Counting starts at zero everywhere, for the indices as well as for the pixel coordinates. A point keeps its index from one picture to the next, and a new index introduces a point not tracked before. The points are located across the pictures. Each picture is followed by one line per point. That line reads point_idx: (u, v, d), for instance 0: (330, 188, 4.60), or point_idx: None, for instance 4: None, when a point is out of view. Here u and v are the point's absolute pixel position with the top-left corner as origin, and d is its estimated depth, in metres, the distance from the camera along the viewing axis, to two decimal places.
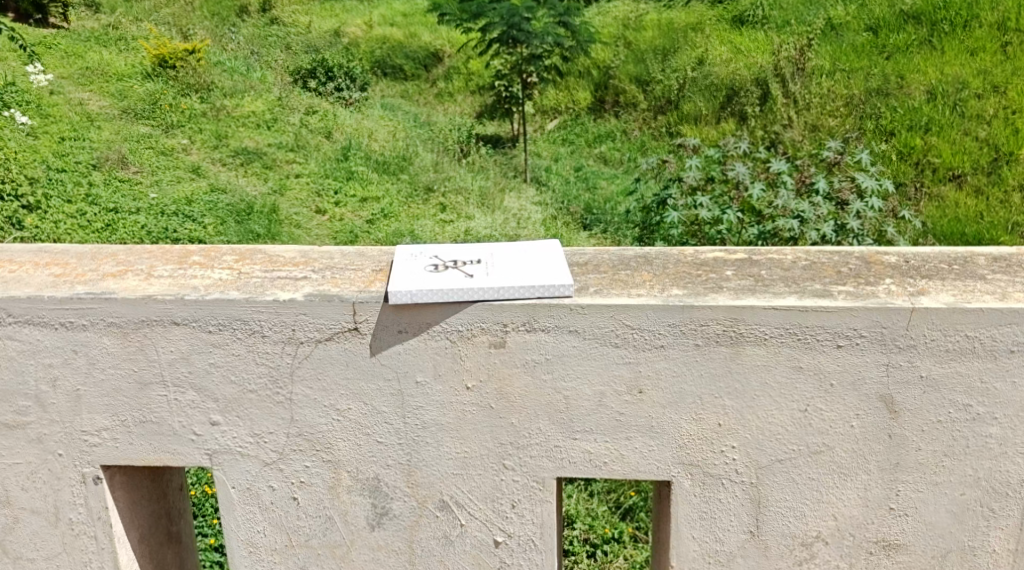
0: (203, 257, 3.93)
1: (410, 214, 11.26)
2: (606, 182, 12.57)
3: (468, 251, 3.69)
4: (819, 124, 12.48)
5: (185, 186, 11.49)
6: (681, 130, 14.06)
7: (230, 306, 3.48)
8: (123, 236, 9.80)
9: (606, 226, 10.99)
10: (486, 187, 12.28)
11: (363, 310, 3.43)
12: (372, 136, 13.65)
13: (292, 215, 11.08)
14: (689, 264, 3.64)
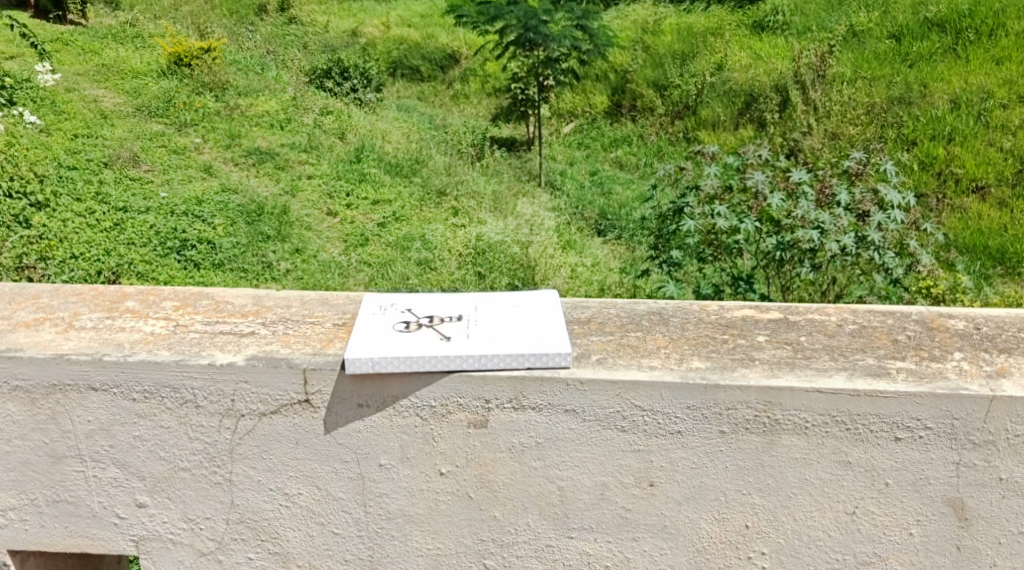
0: (138, 303, 3.33)
1: (421, 218, 9.75)
2: (621, 187, 11.28)
3: (449, 305, 3.08)
4: (838, 134, 11.17)
5: (195, 186, 9.81)
6: (697, 136, 12.88)
7: (157, 370, 2.89)
8: (130, 236, 8.30)
9: (622, 231, 9.85)
10: (500, 192, 10.79)
11: (315, 378, 2.82)
12: (386, 138, 12.17)
13: (303, 217, 9.43)
14: (713, 325, 3.01)
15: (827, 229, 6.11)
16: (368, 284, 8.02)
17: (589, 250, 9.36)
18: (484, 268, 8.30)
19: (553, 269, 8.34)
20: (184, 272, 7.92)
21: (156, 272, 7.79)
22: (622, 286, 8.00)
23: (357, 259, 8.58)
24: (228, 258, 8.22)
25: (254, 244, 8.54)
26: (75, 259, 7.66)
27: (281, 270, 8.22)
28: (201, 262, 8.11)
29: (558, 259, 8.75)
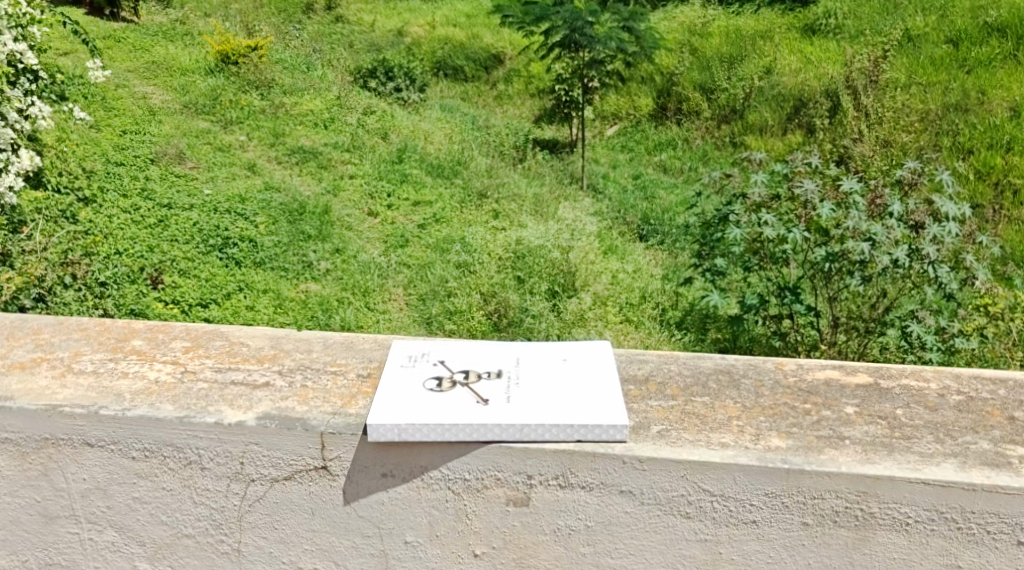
0: (145, 342, 2.99)
1: (462, 220, 8.31)
2: (664, 193, 9.78)
3: (488, 357, 2.71)
4: (890, 141, 9.34)
5: (239, 184, 8.34)
6: (744, 141, 11.17)
7: (159, 427, 2.56)
8: (175, 232, 7.19)
9: (660, 241, 8.42)
10: (542, 195, 9.21)
11: (333, 443, 2.47)
12: (430, 139, 10.45)
13: (344, 217, 8.00)
14: (794, 392, 2.61)
15: (878, 241, 5.15)
16: (421, 298, 6.78)
17: (631, 255, 8.02)
18: (525, 273, 7.10)
19: (594, 275, 7.18)
20: (225, 270, 6.80)
21: (196, 270, 6.69)
22: (664, 292, 7.01)
23: (396, 263, 7.29)
24: (269, 257, 7.08)
25: (295, 243, 7.34)
26: (121, 254, 6.70)
27: (320, 271, 7.04)
28: (242, 259, 7.00)
29: (598, 265, 7.41)
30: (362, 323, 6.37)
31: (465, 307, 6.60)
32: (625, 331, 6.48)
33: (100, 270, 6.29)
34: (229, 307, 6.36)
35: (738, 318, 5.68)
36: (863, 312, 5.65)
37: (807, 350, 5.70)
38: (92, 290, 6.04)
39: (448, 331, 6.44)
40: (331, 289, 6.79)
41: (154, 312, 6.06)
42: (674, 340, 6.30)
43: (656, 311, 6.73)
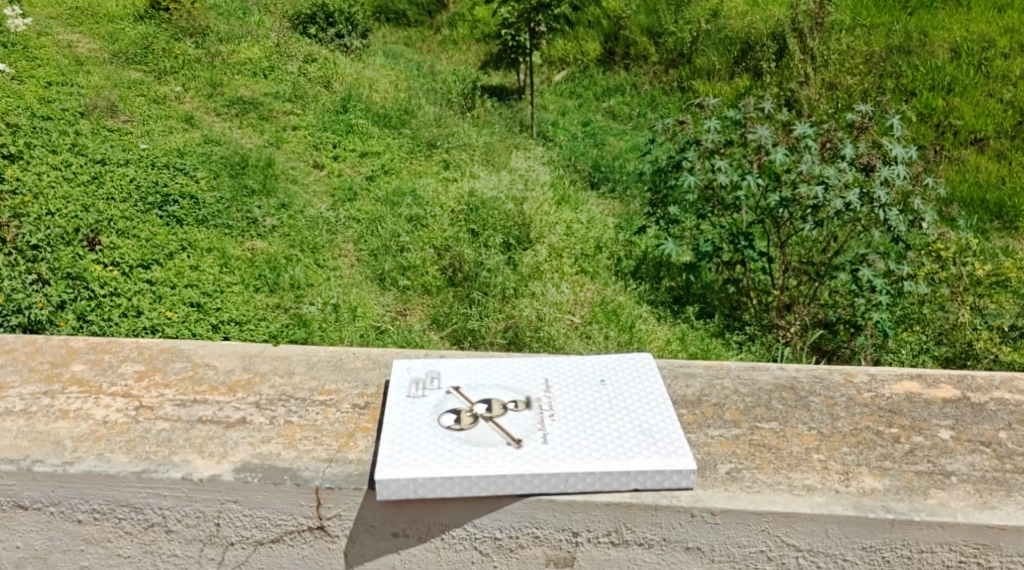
0: (89, 367, 2.48)
1: (411, 171, 6.29)
2: (615, 140, 7.20)
3: (510, 380, 2.24)
4: (837, 84, 6.91)
5: (176, 139, 6.23)
6: (690, 87, 7.76)
7: (110, 485, 2.09)
8: (113, 192, 5.23)
9: (611, 188, 6.39)
10: (493, 143, 6.87)
11: (333, 499, 2.02)
12: (376, 88, 7.89)
13: (289, 169, 6.03)
14: (876, 411, 2.21)
15: (830, 183, 4.28)
16: (373, 254, 5.05)
17: (583, 204, 6.00)
18: (479, 227, 5.34)
19: (547, 226, 5.38)
20: (165, 229, 4.97)
21: (136, 229, 4.86)
22: (619, 242, 5.41)
23: (345, 217, 5.45)
24: (214, 214, 5.22)
25: (240, 200, 5.42)
26: (52, 216, 4.77)
27: (266, 227, 5.19)
28: (185, 218, 5.13)
29: (552, 215, 5.56)
30: (314, 281, 4.69)
31: (418, 262, 4.96)
32: (580, 283, 4.86)
33: (27, 229, 4.46)
34: (174, 269, 4.56)
35: (691, 267, 4.71)
36: (813, 257, 4.68)
37: (758, 297, 4.74)
38: (24, 255, 4.28)
39: (401, 288, 4.78)
40: (277, 246, 5.02)
41: (96, 277, 4.27)
42: (627, 291, 4.85)
43: (611, 263, 5.14)
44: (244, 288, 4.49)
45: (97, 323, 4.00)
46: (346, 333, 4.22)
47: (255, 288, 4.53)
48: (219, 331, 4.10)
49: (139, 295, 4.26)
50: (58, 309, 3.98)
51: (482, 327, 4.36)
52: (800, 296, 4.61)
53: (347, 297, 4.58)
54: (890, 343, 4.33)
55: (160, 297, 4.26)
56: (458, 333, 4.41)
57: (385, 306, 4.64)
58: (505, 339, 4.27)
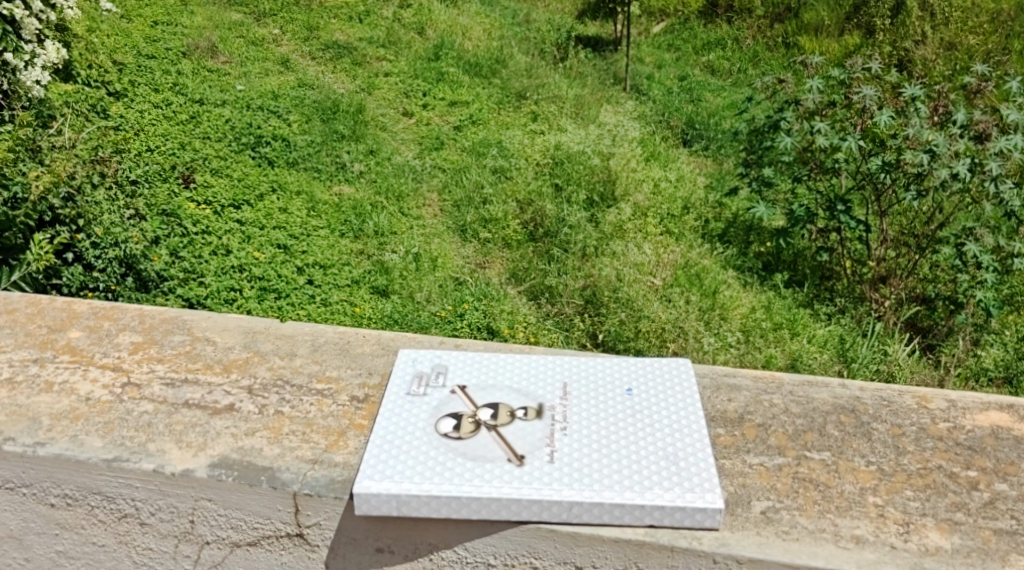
0: (85, 335, 2.31)
1: (498, 122, 5.77)
2: (712, 96, 6.37)
3: (524, 383, 1.99)
4: (958, 45, 6.32)
5: (271, 81, 5.96)
6: (795, 44, 7.06)
7: (81, 472, 1.93)
8: (210, 130, 5.03)
9: (705, 146, 5.67)
10: (583, 96, 6.22)
11: (312, 507, 1.82)
12: (471, 36, 7.30)
13: (378, 116, 5.65)
14: (952, 449, 1.89)
15: (936, 151, 3.82)
16: (456, 206, 4.67)
17: (673, 161, 5.39)
18: (563, 182, 4.91)
19: (634, 183, 4.95)
20: (257, 169, 4.76)
21: (229, 167, 4.68)
22: (708, 202, 4.89)
23: (430, 166, 5.08)
24: (304, 157, 4.93)
25: (331, 144, 5.12)
26: (152, 152, 4.66)
27: (355, 173, 4.88)
28: (276, 159, 4.88)
29: (639, 173, 5.10)
30: (397, 230, 4.38)
31: (500, 215, 4.59)
32: (664, 244, 4.42)
33: (127, 165, 4.35)
34: (265, 210, 4.37)
35: (782, 232, 4.27)
36: (915, 226, 4.26)
37: (853, 266, 4.30)
38: (124, 188, 4.09)
39: (482, 241, 4.41)
40: (363, 192, 4.69)
41: (189, 214, 4.14)
42: (713, 255, 4.39)
43: (699, 224, 4.68)
44: (329, 233, 4.27)
45: (189, 260, 3.82)
46: (424, 281, 3.93)
47: (340, 233, 4.29)
48: (302, 274, 3.88)
49: (230, 233, 4.09)
50: (153, 243, 3.83)
51: (560, 284, 3.97)
52: (897, 268, 4.16)
53: (427, 246, 4.28)
54: (992, 324, 3.94)
55: (247, 236, 4.10)
56: (535, 289, 4.00)
57: (465, 259, 4.27)
58: (581, 298, 3.88)
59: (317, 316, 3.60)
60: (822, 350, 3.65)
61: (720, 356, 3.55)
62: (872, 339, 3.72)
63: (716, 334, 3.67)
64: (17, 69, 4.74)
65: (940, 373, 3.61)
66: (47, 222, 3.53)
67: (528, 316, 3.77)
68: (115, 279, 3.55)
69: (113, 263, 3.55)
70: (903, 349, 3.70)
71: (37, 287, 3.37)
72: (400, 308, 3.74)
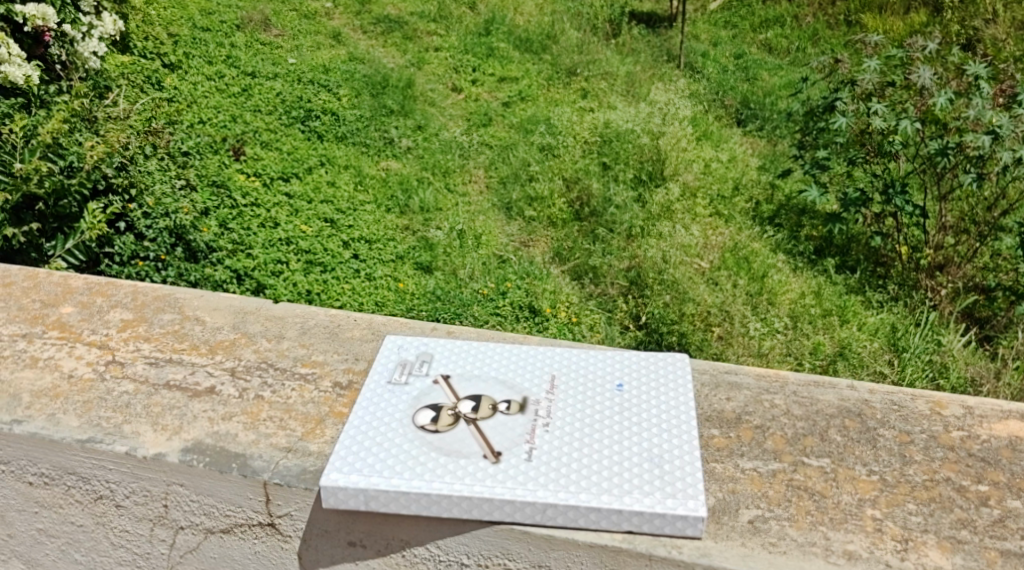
0: (77, 311, 2.24)
1: (547, 99, 5.43)
2: (768, 75, 5.99)
3: (509, 374, 1.90)
4: None
5: (323, 55, 5.61)
6: (858, 23, 6.63)
7: (56, 451, 1.88)
8: (261, 105, 4.86)
9: (759, 126, 5.32)
10: (635, 73, 5.83)
11: (281, 496, 1.76)
12: (523, 10, 6.81)
13: (427, 91, 5.37)
14: (962, 459, 1.77)
15: (1000, 133, 3.66)
16: (502, 181, 4.53)
17: (726, 141, 5.08)
18: (611, 160, 4.68)
19: (684, 163, 4.63)
20: (306, 143, 4.61)
21: (279, 140, 4.57)
22: (761, 183, 4.68)
23: (477, 143, 4.88)
24: (353, 131, 4.76)
25: (379, 119, 4.92)
26: (204, 124, 4.56)
27: (402, 149, 4.72)
28: (326, 133, 4.71)
29: (689, 152, 4.76)
30: (443, 207, 4.28)
31: (546, 193, 4.42)
32: (713, 225, 4.27)
33: (180, 136, 4.32)
34: (313, 184, 4.28)
35: (835, 216, 4.07)
36: (977, 212, 4.06)
37: (909, 253, 4.08)
38: (176, 159, 4.14)
39: (528, 219, 4.27)
40: (411, 168, 4.56)
41: (238, 185, 4.10)
42: (764, 238, 4.21)
43: (749, 207, 4.47)
44: (376, 208, 4.17)
45: (238, 231, 3.79)
46: (468, 258, 3.87)
47: (386, 208, 4.18)
48: (349, 248, 3.83)
49: (279, 207, 4.04)
50: (203, 214, 3.82)
51: (604, 265, 3.89)
52: (954, 255, 3.97)
53: (474, 223, 4.17)
54: None
55: (296, 209, 4.04)
56: (580, 269, 3.91)
57: (510, 236, 4.16)
58: (625, 279, 3.78)
59: (360, 290, 3.56)
60: (873, 338, 3.48)
61: (766, 341, 3.43)
62: (925, 328, 3.53)
63: (761, 318, 3.56)
64: (74, 40, 4.62)
65: (997, 365, 3.42)
66: (101, 191, 3.58)
67: (570, 295, 3.67)
68: (165, 249, 3.53)
69: (163, 233, 3.56)
70: (957, 340, 3.50)
71: (91, 256, 3.42)
72: (442, 284, 3.67)
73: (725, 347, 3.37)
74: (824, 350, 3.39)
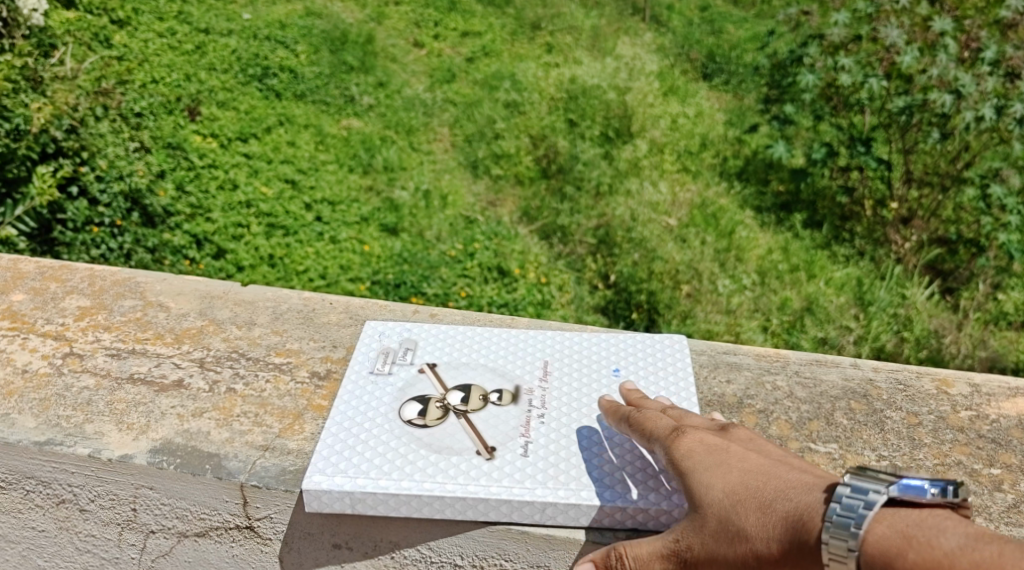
0: (28, 298, 2.08)
1: (512, 54, 5.20)
2: (734, 28, 5.66)
3: (499, 360, 1.79)
4: None
5: (279, 10, 5.32)
6: None
7: (11, 455, 1.74)
8: (215, 63, 4.64)
9: (725, 80, 5.04)
10: (601, 27, 5.57)
11: (260, 499, 1.66)
12: None
13: (388, 46, 5.12)
14: (971, 442, 1.72)
15: (963, 92, 3.63)
16: (468, 139, 4.34)
17: (692, 96, 4.88)
18: (577, 116, 4.52)
19: (650, 120, 4.52)
20: (264, 102, 4.42)
21: (236, 100, 4.37)
22: (728, 138, 4.47)
23: (441, 99, 4.65)
24: (312, 89, 4.56)
25: (339, 76, 4.71)
26: (156, 84, 4.35)
27: (363, 106, 4.51)
28: (283, 92, 4.51)
29: (656, 108, 4.65)
30: (407, 166, 4.10)
31: (512, 150, 4.25)
32: (681, 182, 4.09)
33: (131, 96, 4.12)
34: (271, 144, 4.09)
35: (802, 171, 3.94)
36: (941, 166, 3.88)
37: (874, 207, 3.95)
38: (128, 121, 3.96)
39: (494, 177, 4.09)
40: (373, 126, 4.37)
41: (195, 147, 3.93)
42: (731, 194, 4.05)
43: (717, 161, 4.28)
44: (338, 167, 4.00)
45: (196, 195, 3.65)
46: (434, 219, 3.72)
47: (348, 167, 4.01)
48: (311, 211, 3.69)
49: (237, 168, 3.87)
50: (159, 177, 3.68)
51: (572, 224, 3.73)
52: (919, 208, 3.84)
53: (438, 183, 4.01)
54: (1017, 267, 3.65)
55: (255, 170, 3.88)
56: (547, 228, 3.75)
57: (476, 195, 3.99)
58: (593, 238, 3.66)
59: (325, 252, 3.46)
60: (839, 293, 3.39)
61: (734, 299, 3.32)
62: (890, 282, 3.45)
63: (730, 276, 3.44)
64: None
65: (959, 316, 3.39)
66: (51, 155, 3.40)
67: (539, 256, 3.54)
68: (121, 214, 3.40)
69: (118, 198, 3.42)
70: (921, 291, 3.43)
71: (42, 222, 3.23)
72: (408, 247, 3.53)
73: (694, 305, 3.26)
74: (792, 305, 3.29)
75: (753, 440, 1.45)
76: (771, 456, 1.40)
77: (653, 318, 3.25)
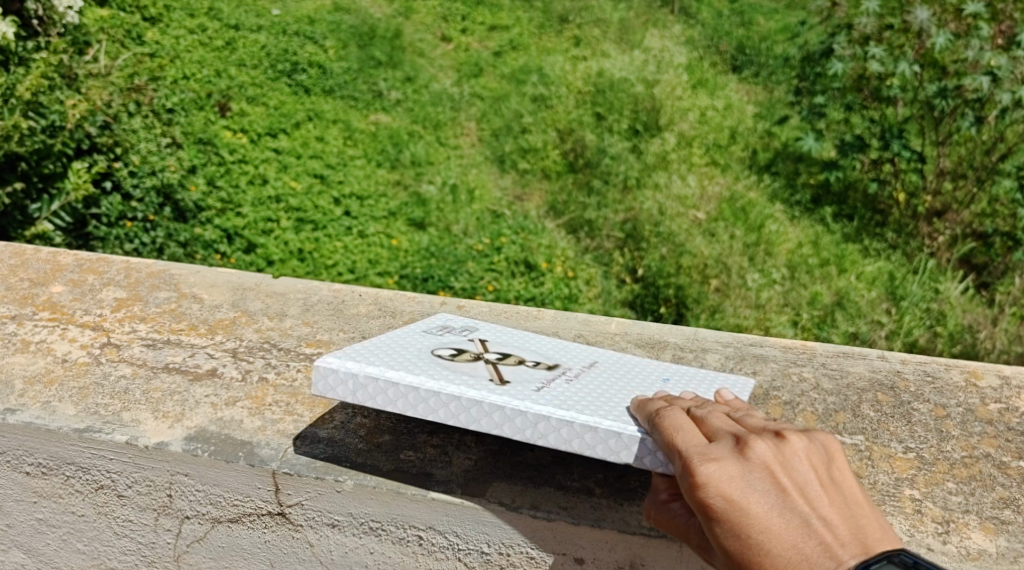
0: (68, 290, 2.13)
1: (539, 47, 5.21)
2: (764, 19, 5.62)
3: (551, 349, 1.75)
4: None
5: (308, 5, 5.35)
6: None
7: (53, 441, 1.79)
8: (245, 59, 4.68)
9: (755, 73, 5.02)
10: (629, 19, 5.56)
11: (290, 485, 1.68)
12: None
13: (416, 41, 5.15)
14: (1001, 434, 1.73)
15: (998, 75, 3.56)
16: (494, 134, 4.36)
17: (722, 88, 4.86)
18: (605, 110, 4.52)
19: (678, 113, 4.51)
20: (293, 98, 4.46)
21: (265, 96, 4.41)
22: (756, 131, 4.45)
23: (468, 94, 4.67)
24: (340, 84, 4.60)
25: (367, 71, 4.74)
26: (187, 80, 4.41)
27: (391, 101, 4.54)
28: (312, 87, 4.56)
29: (684, 100, 4.64)
30: (434, 160, 4.13)
31: (540, 145, 4.26)
32: (709, 175, 4.08)
33: (162, 93, 4.19)
34: (301, 139, 4.14)
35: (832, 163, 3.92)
36: (976, 157, 3.90)
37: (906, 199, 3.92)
38: (159, 118, 4.03)
39: (521, 172, 4.11)
40: (401, 121, 4.40)
41: (224, 143, 3.98)
42: (760, 187, 4.04)
43: (746, 154, 4.26)
44: (366, 162, 4.03)
45: (226, 190, 3.71)
46: (461, 213, 3.74)
47: (376, 162, 4.05)
48: (339, 206, 3.73)
49: (266, 164, 3.92)
50: (190, 173, 3.73)
51: (599, 218, 3.74)
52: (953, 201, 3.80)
53: (465, 177, 4.03)
54: None
55: (284, 165, 3.93)
56: (574, 222, 3.76)
57: (503, 189, 4.02)
58: (621, 232, 3.66)
59: (353, 247, 3.49)
60: (870, 288, 3.37)
61: (763, 293, 3.32)
62: (922, 277, 3.43)
63: (759, 270, 3.43)
64: None
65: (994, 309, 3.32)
66: (84, 151, 3.52)
67: (565, 251, 3.56)
68: (153, 209, 3.47)
69: (150, 193, 3.49)
70: (954, 286, 3.40)
71: (76, 217, 3.30)
72: (436, 241, 3.56)
73: (722, 300, 3.26)
74: (822, 300, 3.28)
75: (790, 477, 1.13)
76: (802, 511, 1.10)
77: (681, 312, 3.25)
